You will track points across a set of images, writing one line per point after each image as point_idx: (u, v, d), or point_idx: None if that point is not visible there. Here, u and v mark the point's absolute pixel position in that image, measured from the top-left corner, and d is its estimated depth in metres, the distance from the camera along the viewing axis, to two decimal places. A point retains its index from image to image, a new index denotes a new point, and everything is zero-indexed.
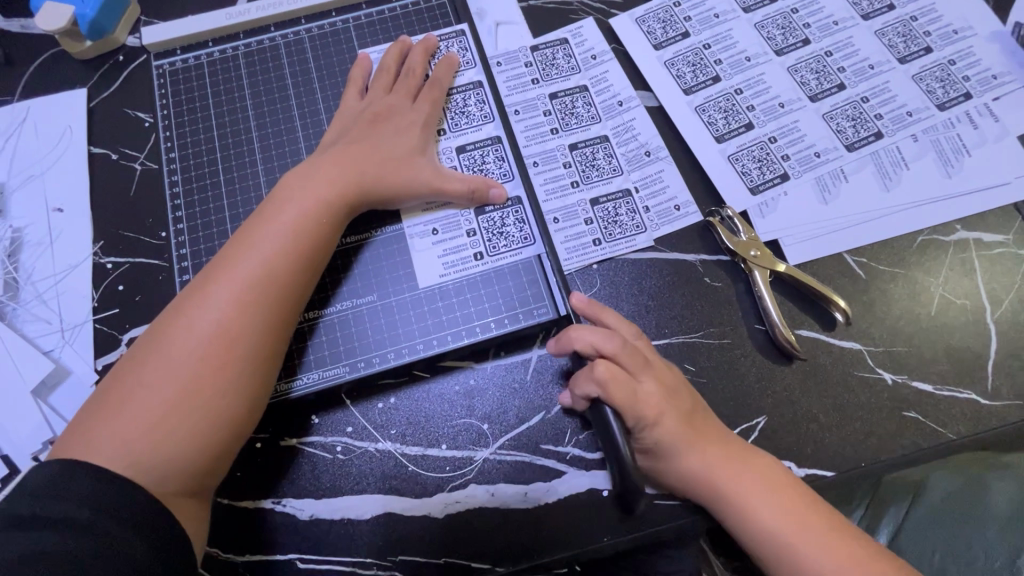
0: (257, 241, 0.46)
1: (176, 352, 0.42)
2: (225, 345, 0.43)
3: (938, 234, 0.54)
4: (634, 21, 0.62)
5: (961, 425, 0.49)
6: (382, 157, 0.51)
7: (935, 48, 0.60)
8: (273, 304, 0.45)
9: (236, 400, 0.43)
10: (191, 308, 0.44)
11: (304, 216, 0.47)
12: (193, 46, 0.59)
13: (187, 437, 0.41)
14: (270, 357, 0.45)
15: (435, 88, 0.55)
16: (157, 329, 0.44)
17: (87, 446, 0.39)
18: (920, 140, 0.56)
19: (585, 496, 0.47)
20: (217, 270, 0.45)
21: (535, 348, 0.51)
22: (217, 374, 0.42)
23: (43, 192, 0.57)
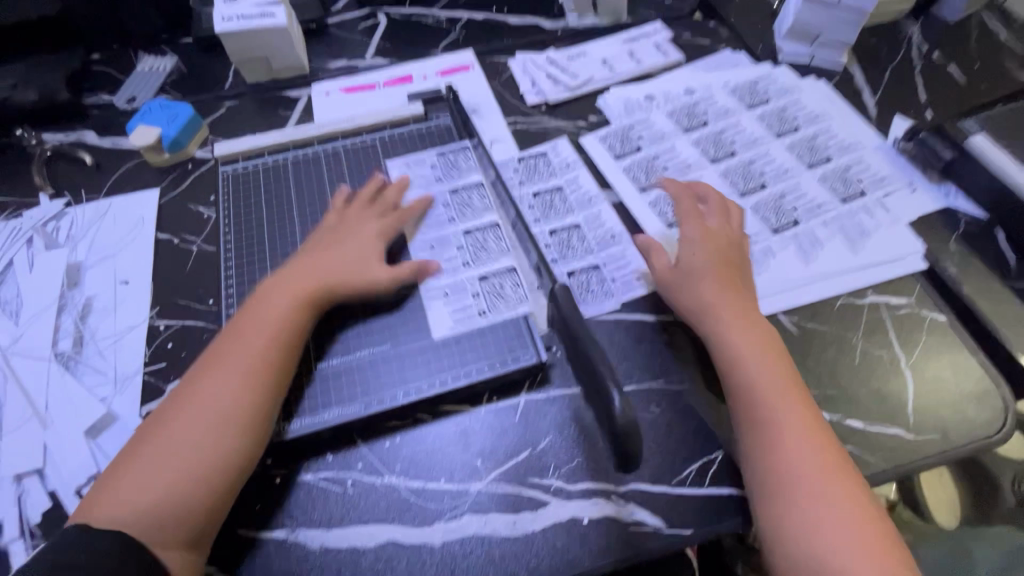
0: (249, 334, 0.56)
1: (174, 431, 0.51)
2: (216, 420, 0.51)
3: (853, 298, 0.66)
4: (598, 139, 0.79)
5: (893, 457, 0.56)
6: (345, 260, 0.62)
7: (834, 158, 0.77)
8: (251, 385, 0.53)
9: (219, 468, 0.50)
10: (193, 392, 0.53)
11: (284, 311, 0.57)
12: (252, 156, 0.75)
13: (187, 497, 0.49)
14: (252, 429, 0.52)
15: (386, 203, 0.69)
16: (161, 413, 0.53)
17: (98, 511, 0.48)
18: (830, 225, 0.70)
19: (568, 524, 0.53)
20: (215, 358, 0.55)
21: (523, 393, 0.60)
22: (208, 446, 0.50)
23: (112, 268, 0.69)
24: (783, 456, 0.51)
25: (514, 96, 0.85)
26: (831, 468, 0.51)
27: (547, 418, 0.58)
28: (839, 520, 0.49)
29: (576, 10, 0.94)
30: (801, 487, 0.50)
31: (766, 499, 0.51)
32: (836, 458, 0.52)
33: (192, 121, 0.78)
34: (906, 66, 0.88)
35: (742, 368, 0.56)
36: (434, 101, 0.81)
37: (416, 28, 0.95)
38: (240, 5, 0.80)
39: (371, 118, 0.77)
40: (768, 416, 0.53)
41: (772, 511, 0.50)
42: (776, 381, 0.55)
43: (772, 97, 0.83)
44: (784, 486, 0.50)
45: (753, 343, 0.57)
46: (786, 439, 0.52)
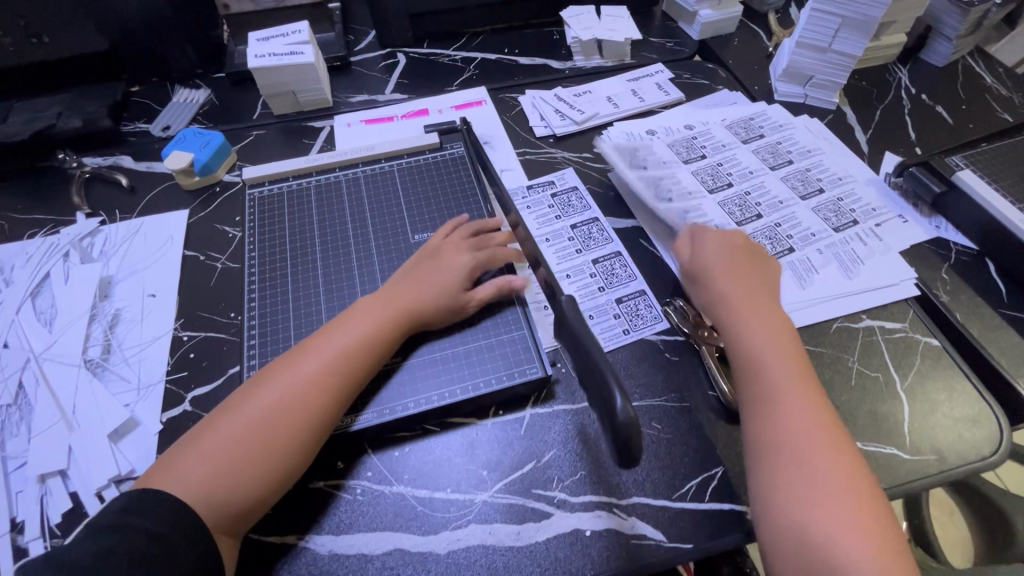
0: (335, 346, 0.58)
1: (239, 417, 0.53)
2: (279, 416, 0.53)
3: (849, 322, 0.68)
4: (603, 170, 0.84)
5: (891, 476, 0.58)
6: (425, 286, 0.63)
7: (827, 190, 0.80)
8: (335, 396, 0.56)
9: (276, 464, 0.52)
10: (258, 387, 0.55)
11: (375, 330, 0.59)
12: (277, 179, 0.80)
13: (246, 482, 0.50)
14: (313, 435, 0.54)
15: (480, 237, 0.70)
16: (230, 403, 0.55)
17: (161, 480, 0.50)
18: (824, 253, 0.73)
19: (571, 536, 0.54)
20: (301, 359, 0.57)
21: (528, 407, 0.62)
22: (267, 441, 0.52)
23: (141, 282, 0.72)
24: (797, 439, 0.53)
25: (524, 129, 0.90)
26: (859, 486, 0.50)
27: (551, 432, 0.60)
28: (838, 501, 0.50)
29: (583, 52, 1.01)
30: (805, 468, 0.52)
31: (769, 473, 0.52)
32: (845, 450, 0.53)
33: (223, 146, 0.83)
34: (896, 106, 0.93)
35: (766, 355, 0.58)
36: (449, 132, 0.86)
37: (434, 66, 1.01)
38: (273, 44, 0.87)
39: (390, 147, 0.82)
40: (788, 400, 0.55)
41: (775, 486, 0.52)
42: (803, 378, 0.57)
43: (768, 133, 0.88)
44: (793, 464, 0.52)
45: (777, 335, 0.59)
46: (819, 451, 0.52)
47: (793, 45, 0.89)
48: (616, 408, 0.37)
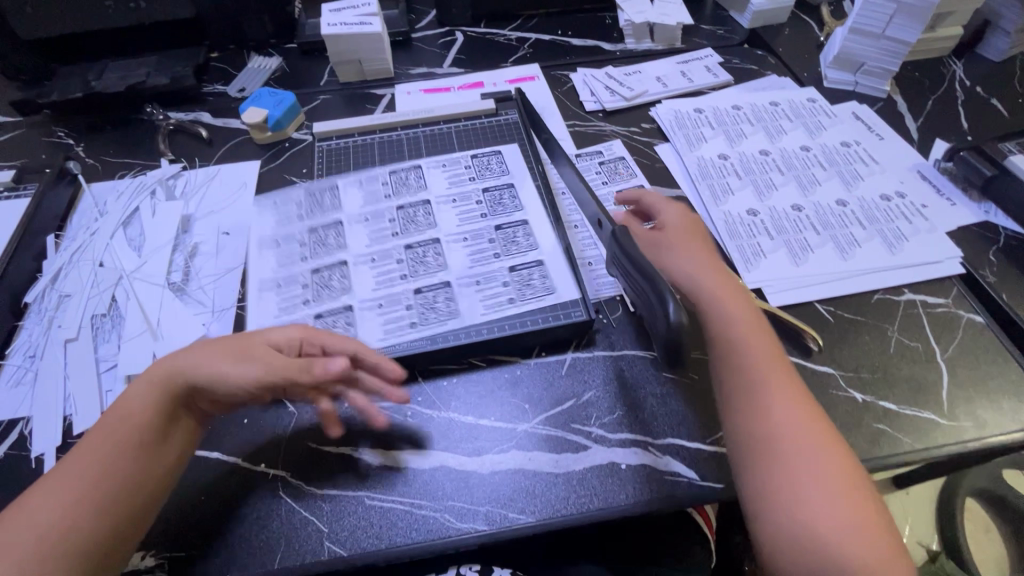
0: (128, 413, 0.53)
1: (23, 527, 0.46)
2: (84, 496, 0.48)
3: (890, 295, 0.69)
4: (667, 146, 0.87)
5: (925, 439, 0.59)
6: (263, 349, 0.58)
7: (873, 170, 0.81)
8: (137, 454, 0.51)
9: (81, 550, 0.46)
10: (49, 482, 0.49)
11: (162, 395, 0.54)
12: (343, 137, 0.86)
13: (93, 525, 0.47)
14: (138, 497, 0.50)
15: (309, 336, 0.60)
16: (13, 504, 0.48)
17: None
18: (869, 228, 0.74)
19: (606, 467, 0.57)
20: (93, 438, 0.51)
21: (570, 351, 0.65)
22: (61, 549, 0.46)
23: (217, 221, 0.79)
24: (774, 423, 0.53)
25: (574, 104, 0.94)
26: (845, 467, 0.51)
27: (590, 374, 0.64)
28: (831, 476, 0.50)
29: (635, 35, 1.04)
30: (790, 455, 0.51)
31: (762, 464, 0.52)
32: (833, 446, 0.52)
33: (294, 105, 0.90)
34: (949, 96, 0.93)
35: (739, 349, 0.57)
36: (505, 101, 0.91)
37: (491, 44, 1.06)
38: (345, 14, 0.93)
39: (449, 111, 0.87)
40: (762, 386, 0.55)
41: (769, 472, 0.51)
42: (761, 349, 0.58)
43: (816, 115, 0.89)
44: (783, 453, 0.52)
45: (747, 326, 0.59)
46: (801, 434, 0.52)
47: (846, 31, 0.90)
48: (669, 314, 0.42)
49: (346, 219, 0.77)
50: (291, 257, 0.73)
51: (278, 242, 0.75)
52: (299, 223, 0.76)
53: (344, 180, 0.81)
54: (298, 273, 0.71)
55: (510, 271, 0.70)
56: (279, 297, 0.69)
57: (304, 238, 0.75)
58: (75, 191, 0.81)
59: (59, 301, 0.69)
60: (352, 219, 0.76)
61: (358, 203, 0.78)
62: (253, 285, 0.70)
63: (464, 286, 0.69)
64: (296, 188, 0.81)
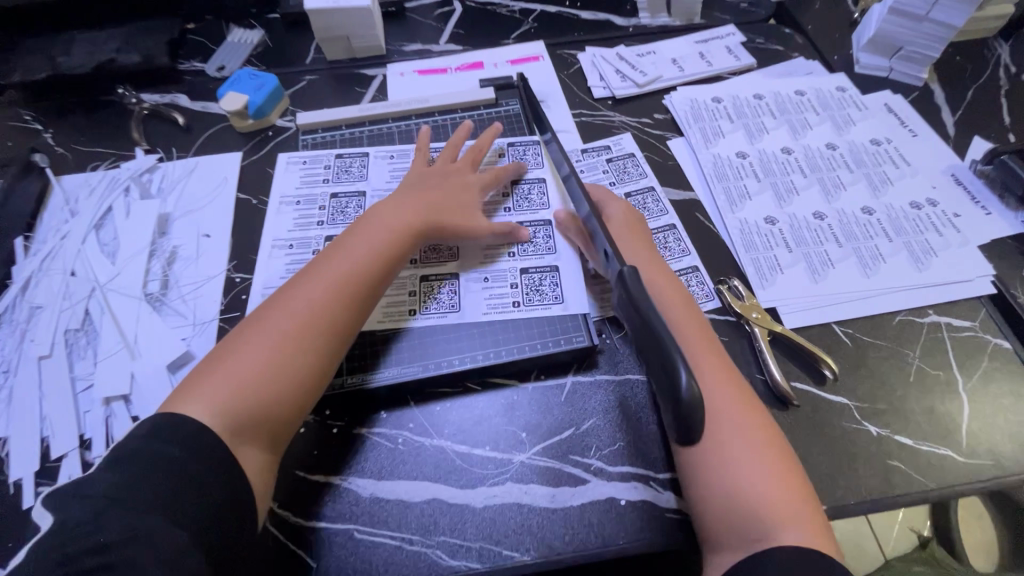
0: (351, 267, 0.60)
1: (271, 326, 0.56)
2: (299, 332, 0.55)
3: (912, 316, 0.65)
4: (684, 140, 0.80)
5: (941, 477, 0.56)
6: (448, 203, 0.67)
7: (903, 172, 0.75)
8: (371, 287, 0.60)
9: (271, 415, 0.52)
10: (280, 304, 0.57)
11: (408, 225, 0.63)
12: (329, 128, 0.80)
13: (273, 402, 0.53)
14: (338, 345, 0.57)
15: (499, 173, 0.73)
16: (235, 339, 0.56)
17: (194, 400, 0.51)
18: (895, 241, 0.69)
19: (605, 503, 0.55)
20: (309, 286, 0.58)
21: (570, 375, 0.62)
22: (307, 333, 0.55)
23: (196, 222, 0.74)
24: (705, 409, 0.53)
25: (581, 89, 0.86)
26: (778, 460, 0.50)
27: (591, 400, 0.60)
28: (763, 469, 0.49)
29: (650, 9, 0.94)
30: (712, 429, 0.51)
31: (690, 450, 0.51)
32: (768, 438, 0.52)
33: (276, 90, 0.83)
34: (992, 86, 0.85)
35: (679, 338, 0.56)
36: (506, 88, 0.84)
37: (492, 17, 0.97)
38: None
39: (443, 100, 0.81)
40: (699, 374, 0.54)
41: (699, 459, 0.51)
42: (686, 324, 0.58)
43: (844, 107, 0.82)
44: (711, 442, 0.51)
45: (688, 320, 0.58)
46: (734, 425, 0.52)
47: (884, 11, 0.81)
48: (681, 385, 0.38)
49: (368, 191, 0.73)
50: (310, 223, 0.71)
51: (299, 204, 0.73)
52: (325, 186, 0.74)
53: (374, 151, 0.76)
54: (314, 240, 0.70)
55: (521, 273, 0.67)
56: (289, 263, 0.69)
57: (325, 203, 0.73)
58: (44, 185, 0.76)
59: (30, 312, 0.65)
60: (374, 192, 0.73)
61: (382, 177, 0.74)
62: (265, 246, 0.70)
63: (470, 283, 0.67)
64: (324, 154, 0.77)
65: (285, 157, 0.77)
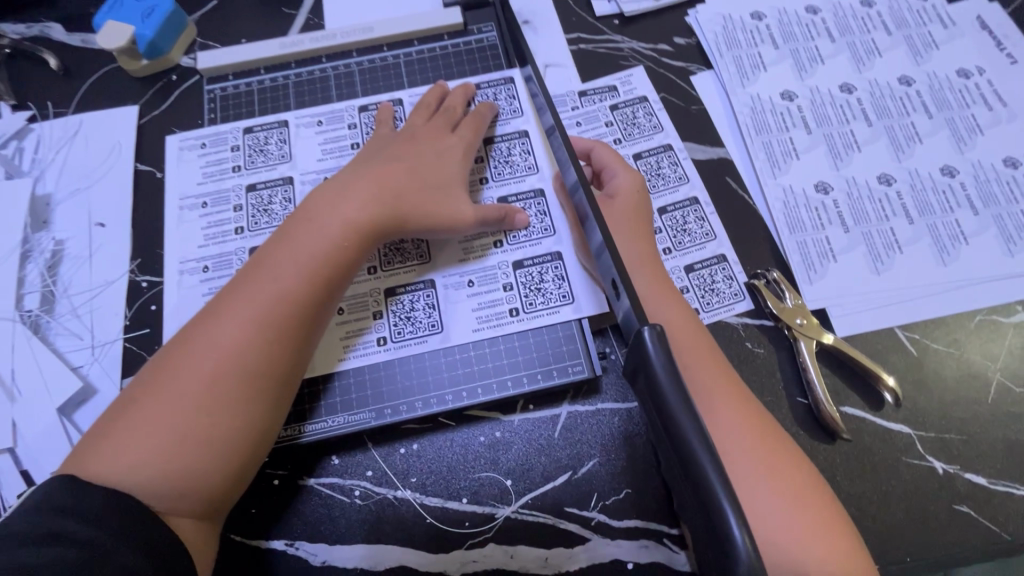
0: (296, 275, 0.45)
1: (190, 362, 0.42)
2: (232, 371, 0.42)
3: (996, 314, 0.52)
4: (713, 76, 0.61)
5: (1019, 525, 0.45)
6: (423, 180, 0.51)
7: (997, 114, 0.58)
8: (322, 300, 0.46)
9: (204, 478, 0.40)
10: (201, 332, 0.43)
11: (371, 214, 0.48)
12: (246, 72, 0.61)
13: (207, 461, 0.40)
14: (286, 378, 0.44)
15: (476, 119, 0.56)
16: (151, 373, 0.42)
17: (93, 466, 0.39)
18: (981, 214, 0.54)
19: (609, 567, 0.45)
20: (244, 303, 0.44)
21: (565, 405, 0.49)
22: (240, 372, 0.42)
23: (87, 207, 0.57)
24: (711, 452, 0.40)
25: (578, 4, 0.65)
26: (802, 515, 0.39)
27: (593, 434, 0.49)
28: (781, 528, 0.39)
29: None
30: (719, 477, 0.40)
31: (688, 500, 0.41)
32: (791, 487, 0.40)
33: (174, 18, 0.62)
34: None
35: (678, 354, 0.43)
36: (477, 8, 0.64)
37: None
38: None
39: (393, 30, 0.61)
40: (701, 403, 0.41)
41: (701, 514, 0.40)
42: (677, 324, 0.45)
43: (924, 23, 0.62)
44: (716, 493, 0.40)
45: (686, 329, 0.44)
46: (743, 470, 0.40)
47: None
48: (729, 540, 0.24)
49: (296, 178, 0.56)
50: (224, 230, 0.55)
51: (208, 206, 0.56)
52: (236, 178, 0.56)
53: (296, 118, 0.58)
54: (235, 254, 0.54)
55: (514, 270, 0.53)
56: (207, 290, 0.53)
57: (242, 201, 0.56)
58: None
59: None
60: (306, 179, 0.56)
61: (313, 154, 0.57)
62: (172, 271, 0.54)
63: (452, 290, 0.52)
64: (227, 130, 0.58)
65: (174, 141, 0.59)
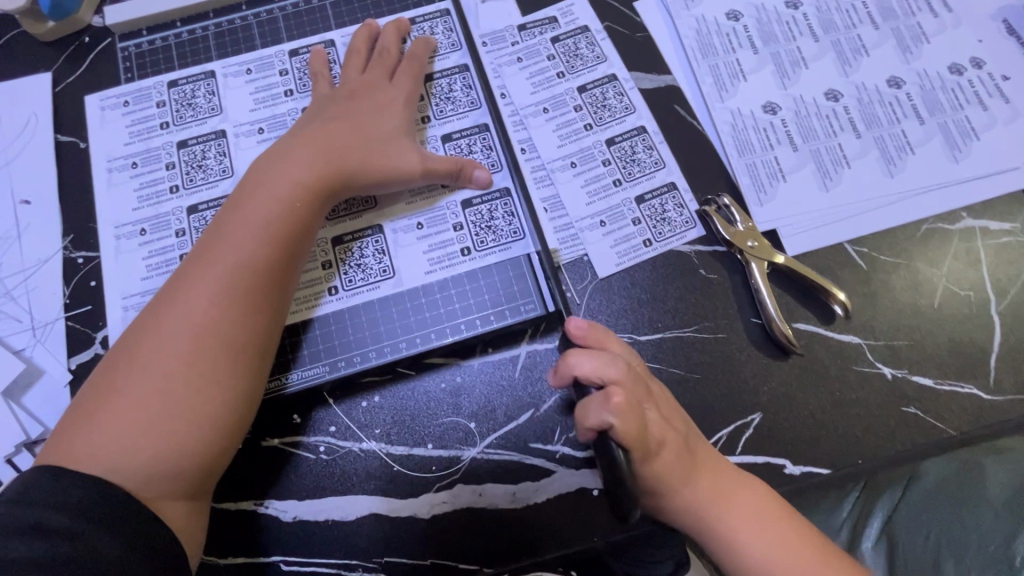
0: (251, 248, 0.43)
1: (159, 342, 0.40)
2: (204, 347, 0.40)
3: (942, 222, 0.52)
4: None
5: (961, 421, 0.47)
6: (364, 133, 0.49)
7: (942, 20, 0.57)
8: (285, 265, 0.44)
9: (190, 461, 0.39)
10: (164, 311, 0.41)
11: (318, 175, 0.46)
12: (161, 26, 0.57)
13: (189, 442, 0.39)
14: (257, 350, 0.42)
15: (413, 61, 0.53)
16: (116, 364, 0.40)
17: (72, 459, 0.37)
18: (926, 123, 0.54)
19: (575, 496, 0.46)
20: (200, 283, 0.42)
21: (524, 344, 0.49)
22: (213, 346, 0.40)
23: (8, 184, 0.54)
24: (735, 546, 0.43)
25: None
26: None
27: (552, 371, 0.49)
28: None
29: None
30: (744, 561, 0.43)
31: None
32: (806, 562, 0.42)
33: None
34: None
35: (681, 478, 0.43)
36: None
37: None
38: None
39: None
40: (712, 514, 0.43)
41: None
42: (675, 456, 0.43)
43: None
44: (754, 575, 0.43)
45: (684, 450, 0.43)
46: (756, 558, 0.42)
47: None
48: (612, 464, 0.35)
49: (229, 129, 0.53)
50: (159, 190, 0.52)
51: (138, 165, 0.53)
52: (166, 134, 0.54)
53: (222, 67, 0.55)
54: (172, 214, 0.51)
55: (463, 209, 0.52)
56: (146, 254, 0.51)
57: (173, 157, 0.53)
58: None
59: None
60: (238, 131, 0.53)
61: (244, 103, 0.54)
62: (108, 236, 0.51)
63: (401, 236, 0.51)
64: (151, 84, 0.55)
65: (97, 100, 0.55)
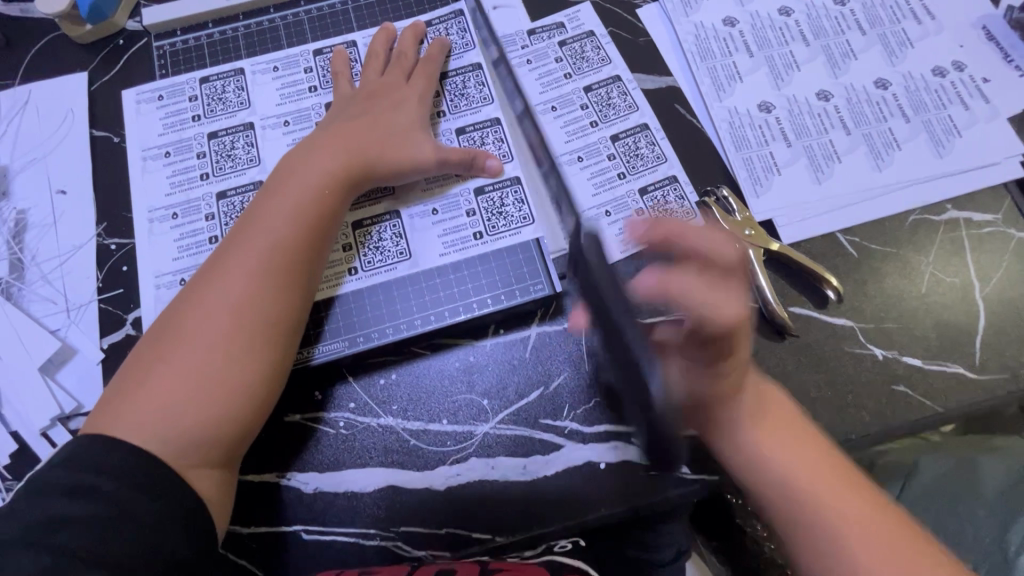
0: (283, 233, 0.46)
1: (198, 319, 0.43)
2: (239, 325, 0.43)
3: (928, 214, 0.55)
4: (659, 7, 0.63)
5: (948, 399, 0.50)
6: (385, 129, 0.52)
7: (925, 26, 0.61)
8: (314, 249, 0.47)
9: (225, 431, 0.42)
10: (202, 291, 0.44)
11: (344, 167, 0.49)
12: (193, 27, 0.61)
13: (225, 412, 0.42)
14: (289, 328, 0.45)
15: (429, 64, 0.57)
16: (156, 340, 0.43)
17: (115, 427, 0.40)
18: (912, 121, 0.57)
19: (583, 468, 0.49)
20: (236, 265, 0.44)
21: (534, 326, 0.52)
22: (248, 323, 0.43)
23: (46, 175, 0.57)
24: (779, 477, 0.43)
25: None
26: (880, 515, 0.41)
27: (560, 351, 0.51)
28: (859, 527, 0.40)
29: None
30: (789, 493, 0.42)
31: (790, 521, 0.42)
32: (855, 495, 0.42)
33: None
34: None
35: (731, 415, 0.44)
36: None
37: None
38: None
39: None
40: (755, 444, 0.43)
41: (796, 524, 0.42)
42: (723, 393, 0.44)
43: None
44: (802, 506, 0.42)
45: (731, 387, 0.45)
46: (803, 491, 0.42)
47: None
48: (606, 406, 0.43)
49: (256, 123, 0.57)
50: (189, 177, 0.55)
51: (170, 155, 0.56)
52: (197, 126, 0.57)
53: (250, 66, 0.59)
54: (202, 201, 0.54)
55: (475, 196, 0.55)
56: (177, 237, 0.54)
57: (203, 148, 0.56)
58: None
59: None
60: (265, 124, 0.57)
61: (271, 99, 0.58)
62: (141, 223, 0.54)
63: (417, 220, 0.54)
64: (184, 80, 0.59)
65: (131, 96, 0.59)
